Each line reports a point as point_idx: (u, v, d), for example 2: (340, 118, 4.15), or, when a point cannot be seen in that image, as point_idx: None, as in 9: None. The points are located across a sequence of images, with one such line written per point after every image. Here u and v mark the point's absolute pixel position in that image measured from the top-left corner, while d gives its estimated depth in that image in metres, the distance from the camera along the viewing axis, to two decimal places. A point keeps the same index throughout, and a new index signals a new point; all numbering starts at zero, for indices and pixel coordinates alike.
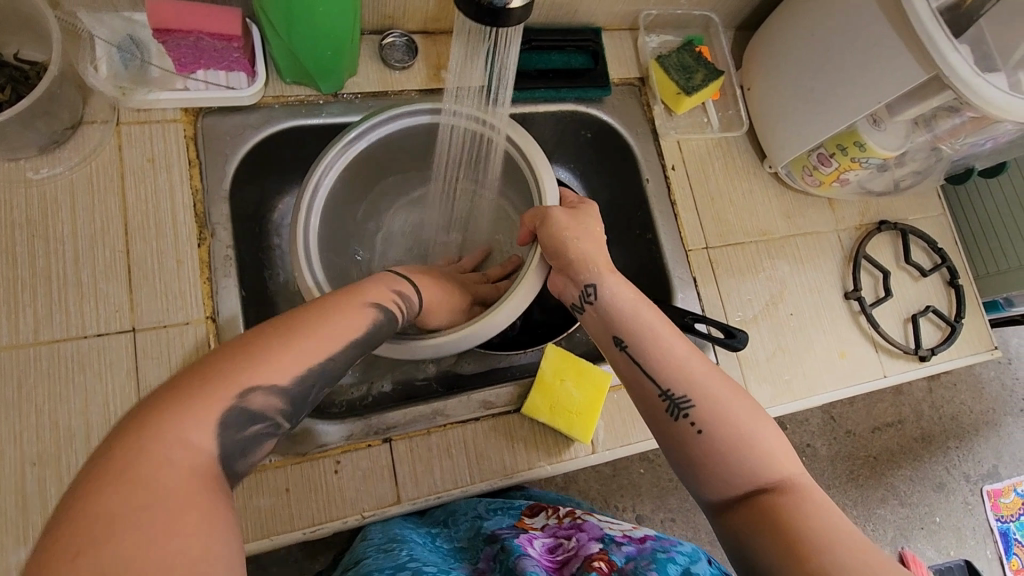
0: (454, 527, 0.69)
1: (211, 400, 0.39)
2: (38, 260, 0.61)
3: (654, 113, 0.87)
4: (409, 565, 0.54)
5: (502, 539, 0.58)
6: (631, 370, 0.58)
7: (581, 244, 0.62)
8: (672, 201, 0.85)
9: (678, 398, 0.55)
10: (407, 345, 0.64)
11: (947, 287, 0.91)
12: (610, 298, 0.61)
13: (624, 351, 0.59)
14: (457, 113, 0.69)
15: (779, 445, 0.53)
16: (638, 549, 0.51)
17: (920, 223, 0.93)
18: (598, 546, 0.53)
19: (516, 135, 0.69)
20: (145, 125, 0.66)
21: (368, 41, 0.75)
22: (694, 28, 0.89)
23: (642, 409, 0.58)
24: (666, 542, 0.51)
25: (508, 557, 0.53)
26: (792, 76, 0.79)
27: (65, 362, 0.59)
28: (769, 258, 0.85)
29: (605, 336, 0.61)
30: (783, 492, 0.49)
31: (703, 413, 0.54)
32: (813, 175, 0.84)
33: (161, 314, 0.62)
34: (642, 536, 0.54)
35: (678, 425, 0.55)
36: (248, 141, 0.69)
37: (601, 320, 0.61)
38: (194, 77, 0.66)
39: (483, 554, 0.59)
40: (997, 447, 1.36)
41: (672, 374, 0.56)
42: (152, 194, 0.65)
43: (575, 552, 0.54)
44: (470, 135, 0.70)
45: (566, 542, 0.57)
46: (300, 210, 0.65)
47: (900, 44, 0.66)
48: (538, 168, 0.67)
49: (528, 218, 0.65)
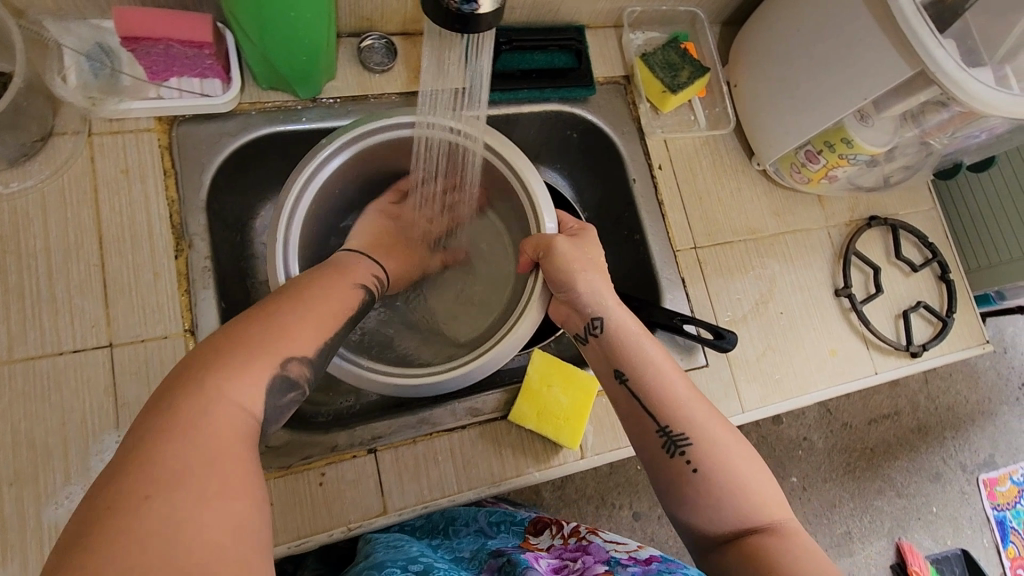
0: (455, 540, 0.69)
1: (209, 394, 0.41)
2: (11, 276, 0.60)
3: (640, 112, 0.85)
4: (420, 558, 0.56)
5: (507, 552, 0.58)
6: (630, 406, 0.59)
7: (588, 276, 0.63)
8: (659, 201, 0.83)
9: (676, 436, 0.57)
10: (369, 377, 0.63)
11: (939, 282, 0.91)
12: (616, 328, 0.62)
13: (624, 385, 0.60)
14: (434, 125, 0.68)
15: (769, 489, 0.55)
16: (644, 571, 0.50)
17: (911, 217, 0.92)
18: (603, 568, 0.52)
19: (493, 141, 0.69)
20: (118, 135, 0.65)
21: (346, 44, 0.73)
22: (680, 24, 0.88)
23: (638, 444, 0.59)
24: (671, 564, 0.50)
25: (514, 569, 0.53)
26: (779, 73, 0.78)
27: (41, 379, 0.58)
28: (759, 257, 0.84)
29: (606, 370, 0.61)
30: (770, 535, 0.52)
31: (700, 453, 0.56)
32: (801, 172, 0.83)
33: (140, 328, 0.61)
34: (648, 556, 0.53)
35: (674, 462, 0.56)
36: (225, 148, 0.68)
37: (603, 353, 0.62)
38: (168, 84, 0.65)
39: (487, 564, 0.59)
40: (993, 436, 1.36)
41: (672, 412, 0.58)
42: (127, 206, 0.64)
43: (580, 571, 0.53)
44: (446, 147, 0.70)
45: (572, 563, 0.56)
46: (280, 219, 0.64)
47: (884, 40, 0.65)
48: (527, 178, 0.69)
49: (530, 246, 0.65)
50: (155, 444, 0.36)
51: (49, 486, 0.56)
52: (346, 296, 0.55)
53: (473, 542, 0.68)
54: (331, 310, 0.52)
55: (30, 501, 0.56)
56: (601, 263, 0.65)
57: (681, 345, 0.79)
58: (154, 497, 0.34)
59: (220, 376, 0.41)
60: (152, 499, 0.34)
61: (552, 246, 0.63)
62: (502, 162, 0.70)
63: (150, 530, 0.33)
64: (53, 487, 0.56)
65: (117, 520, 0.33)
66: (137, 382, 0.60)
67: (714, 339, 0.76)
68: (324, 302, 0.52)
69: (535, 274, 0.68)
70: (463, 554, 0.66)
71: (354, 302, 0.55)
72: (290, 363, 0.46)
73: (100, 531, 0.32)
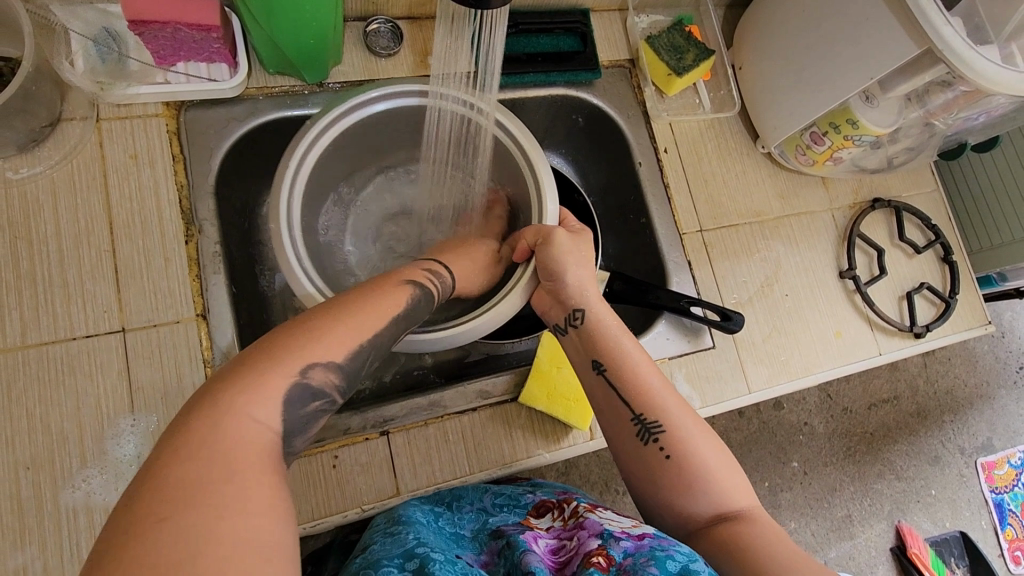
0: (458, 514, 0.63)
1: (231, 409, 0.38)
2: (22, 262, 0.60)
3: (645, 95, 0.85)
4: (418, 550, 0.51)
5: (507, 534, 0.56)
6: (607, 396, 0.60)
7: (578, 271, 0.63)
8: (665, 184, 0.84)
9: (650, 423, 0.58)
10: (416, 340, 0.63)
11: (941, 263, 0.91)
12: (596, 322, 0.62)
13: (602, 374, 0.61)
14: (446, 96, 0.68)
15: (738, 477, 0.57)
16: (636, 545, 0.49)
17: (914, 199, 0.93)
18: (597, 542, 0.51)
19: (507, 120, 0.68)
20: (126, 120, 0.65)
21: (352, 28, 0.73)
22: (684, 7, 0.88)
23: (613, 432, 0.60)
24: (664, 540, 0.50)
25: (514, 552, 0.52)
26: (783, 56, 0.78)
27: (55, 364, 0.59)
28: (765, 240, 0.85)
29: (584, 360, 0.62)
30: (741, 521, 0.54)
31: (672, 439, 0.57)
32: (806, 154, 0.83)
33: (152, 313, 0.62)
34: (640, 531, 0.52)
35: (648, 449, 0.58)
36: (234, 133, 0.68)
37: (583, 345, 0.62)
38: (175, 69, 0.65)
39: (488, 547, 0.57)
40: (991, 419, 1.38)
41: (646, 400, 0.59)
42: (136, 191, 0.64)
43: (576, 551, 0.52)
44: (460, 123, 0.70)
45: (568, 542, 0.54)
46: (283, 181, 0.62)
47: (892, 19, 0.65)
48: (538, 165, 0.67)
49: (529, 233, 0.65)
50: (174, 462, 0.34)
51: (66, 469, 0.57)
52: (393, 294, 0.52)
53: (475, 517, 0.63)
54: (383, 305, 0.50)
55: (47, 483, 0.56)
56: (590, 260, 0.65)
57: (687, 326, 0.80)
58: (166, 517, 0.32)
59: (240, 393, 0.39)
60: (166, 524, 0.31)
61: (553, 239, 0.63)
62: (514, 141, 0.69)
63: (182, 554, 0.31)
64: (70, 469, 0.57)
65: (133, 542, 0.31)
66: (151, 367, 0.60)
67: (721, 321, 0.78)
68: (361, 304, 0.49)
69: (528, 263, 0.66)
70: (464, 530, 0.62)
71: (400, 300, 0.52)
72: (312, 370, 0.42)
73: (120, 555, 0.30)
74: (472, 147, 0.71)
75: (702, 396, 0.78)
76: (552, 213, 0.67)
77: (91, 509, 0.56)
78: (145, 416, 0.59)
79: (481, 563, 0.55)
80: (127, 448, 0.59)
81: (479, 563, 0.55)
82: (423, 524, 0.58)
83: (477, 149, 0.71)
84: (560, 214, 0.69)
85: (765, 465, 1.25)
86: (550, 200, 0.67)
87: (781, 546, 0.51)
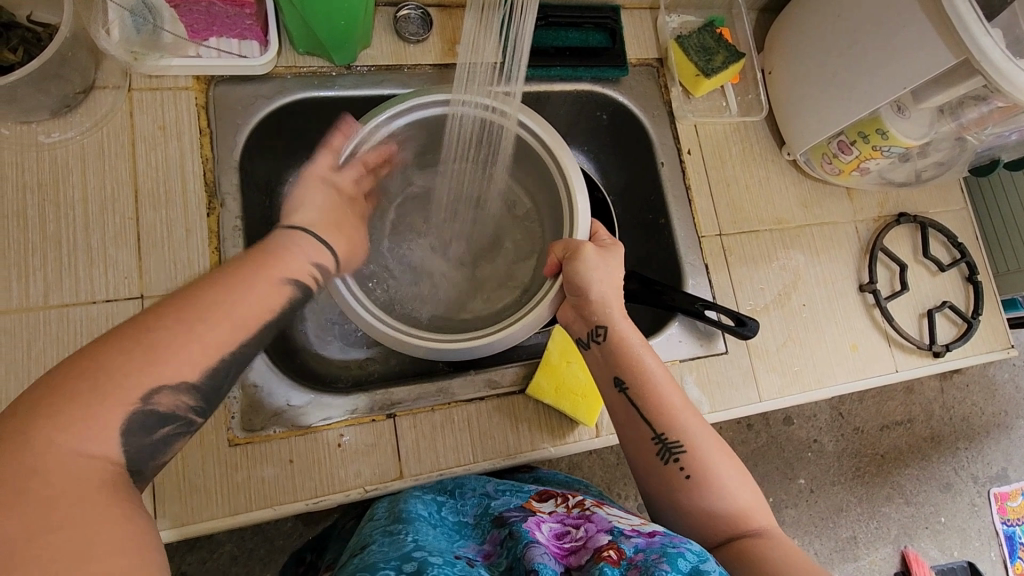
0: (460, 500, 0.64)
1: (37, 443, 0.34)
2: (49, 224, 0.61)
3: (672, 95, 0.85)
4: (415, 554, 0.49)
5: (510, 523, 0.56)
6: (628, 413, 0.60)
7: (604, 287, 0.61)
8: (686, 186, 0.83)
9: (671, 442, 0.58)
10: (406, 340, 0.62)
11: (966, 283, 0.89)
12: (620, 341, 0.62)
13: (623, 392, 0.61)
14: (467, 103, 0.67)
15: (754, 496, 0.58)
16: (647, 541, 0.49)
17: (941, 216, 0.91)
18: (607, 537, 0.51)
19: (529, 117, 0.67)
20: (157, 91, 0.66)
21: (382, 13, 0.73)
22: (717, 9, 0.87)
23: (633, 451, 0.60)
24: (675, 537, 0.49)
25: (517, 544, 0.51)
26: (815, 62, 0.77)
27: (73, 326, 0.60)
28: (785, 247, 0.84)
29: (605, 376, 0.62)
30: (762, 540, 0.55)
31: (692, 459, 0.58)
32: (832, 163, 0.82)
33: (170, 282, 0.63)
34: (650, 528, 0.51)
35: (668, 468, 0.58)
36: (261, 110, 0.68)
37: (605, 361, 0.62)
38: (207, 44, 0.66)
39: (491, 536, 0.56)
40: (1007, 449, 1.34)
41: (667, 415, 0.59)
42: (163, 161, 0.65)
43: (583, 542, 0.52)
44: (481, 126, 0.69)
45: (573, 530, 0.54)
46: None
47: (929, 27, 0.64)
48: (562, 159, 0.66)
49: (559, 248, 0.63)
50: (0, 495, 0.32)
51: None
52: (268, 296, 0.46)
53: (477, 503, 0.63)
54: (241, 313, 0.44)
55: None
56: (618, 277, 0.63)
57: (700, 330, 0.79)
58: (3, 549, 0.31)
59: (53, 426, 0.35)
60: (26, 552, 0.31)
61: (582, 254, 0.61)
62: (536, 138, 0.68)
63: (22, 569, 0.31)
64: None
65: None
66: None
67: (735, 325, 0.76)
68: (228, 305, 0.43)
69: (556, 279, 0.65)
70: (467, 517, 0.62)
71: (270, 305, 0.46)
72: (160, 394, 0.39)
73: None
74: (494, 148, 0.70)
75: (711, 400, 0.77)
76: (584, 222, 0.65)
77: None
78: None
79: (483, 553, 0.54)
80: None
81: (481, 553, 0.54)
82: (422, 518, 0.58)
83: (498, 150, 0.71)
84: (591, 225, 0.67)
85: (770, 480, 1.23)
86: (583, 212, 0.65)
87: (802, 560, 0.52)
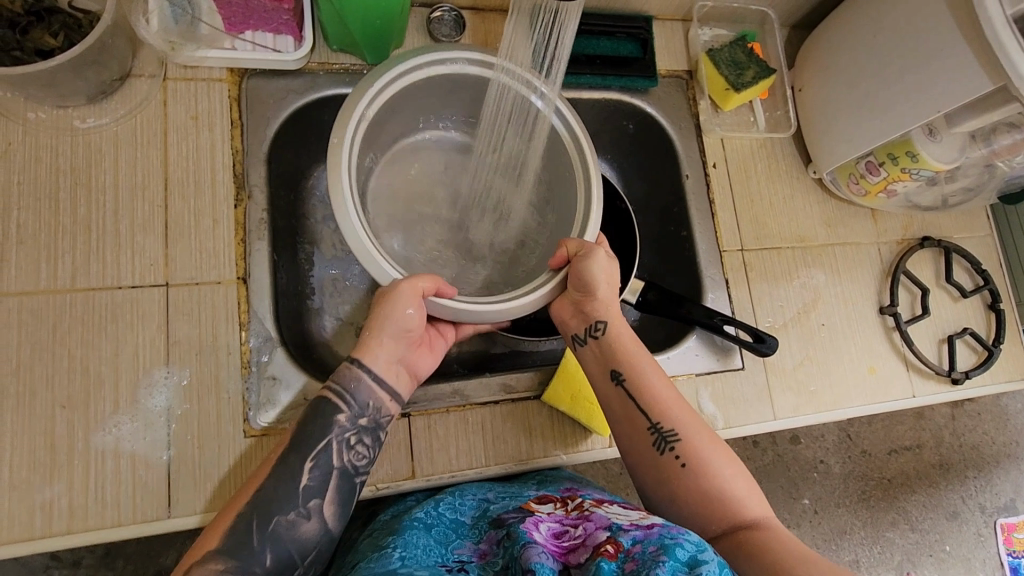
0: (458, 499, 0.65)
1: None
2: (80, 208, 0.62)
3: (699, 108, 0.85)
4: (399, 573, 0.50)
5: (508, 524, 0.55)
6: (624, 404, 0.61)
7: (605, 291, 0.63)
8: (710, 200, 0.83)
9: (666, 432, 0.59)
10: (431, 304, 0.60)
11: (988, 310, 0.88)
12: (616, 336, 0.64)
13: (620, 384, 0.62)
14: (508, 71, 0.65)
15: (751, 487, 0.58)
16: (645, 533, 0.48)
17: (966, 241, 0.90)
18: (605, 533, 0.50)
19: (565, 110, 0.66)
20: (192, 82, 0.66)
21: (417, 13, 0.74)
22: (749, 24, 0.87)
23: (629, 444, 0.61)
24: (674, 528, 0.48)
25: (514, 545, 0.50)
26: (847, 80, 0.77)
27: (99, 310, 0.60)
28: (806, 266, 0.83)
29: (601, 370, 0.63)
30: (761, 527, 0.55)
31: (687, 447, 0.58)
32: (859, 184, 0.81)
33: (195, 271, 0.63)
34: (649, 521, 0.50)
35: (664, 457, 0.59)
36: (292, 105, 0.69)
37: (601, 355, 0.63)
38: (243, 37, 0.67)
39: (487, 536, 0.57)
40: (1018, 481, 1.32)
41: (665, 410, 0.60)
42: (194, 150, 0.65)
43: (582, 541, 0.51)
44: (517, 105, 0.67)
45: (572, 529, 0.53)
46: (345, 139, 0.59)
47: (970, 54, 0.63)
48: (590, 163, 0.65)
49: (575, 243, 0.63)
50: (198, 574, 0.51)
51: (100, 412, 0.59)
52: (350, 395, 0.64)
53: (476, 506, 0.63)
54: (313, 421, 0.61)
55: (81, 423, 0.58)
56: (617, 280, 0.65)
57: (717, 345, 0.79)
58: None
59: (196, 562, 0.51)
60: None
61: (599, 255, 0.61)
62: (566, 131, 0.67)
63: None
64: (103, 412, 0.59)
65: None
66: (189, 323, 0.62)
67: (754, 342, 0.75)
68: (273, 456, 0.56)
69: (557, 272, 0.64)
70: (465, 517, 0.62)
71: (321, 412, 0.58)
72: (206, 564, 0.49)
73: None
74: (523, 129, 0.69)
75: (726, 416, 0.76)
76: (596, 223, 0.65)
77: (118, 452, 0.58)
78: (178, 369, 0.61)
79: (479, 552, 0.55)
80: (159, 399, 0.60)
81: (476, 553, 0.55)
82: (419, 524, 0.59)
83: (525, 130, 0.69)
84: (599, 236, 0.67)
85: (774, 498, 1.22)
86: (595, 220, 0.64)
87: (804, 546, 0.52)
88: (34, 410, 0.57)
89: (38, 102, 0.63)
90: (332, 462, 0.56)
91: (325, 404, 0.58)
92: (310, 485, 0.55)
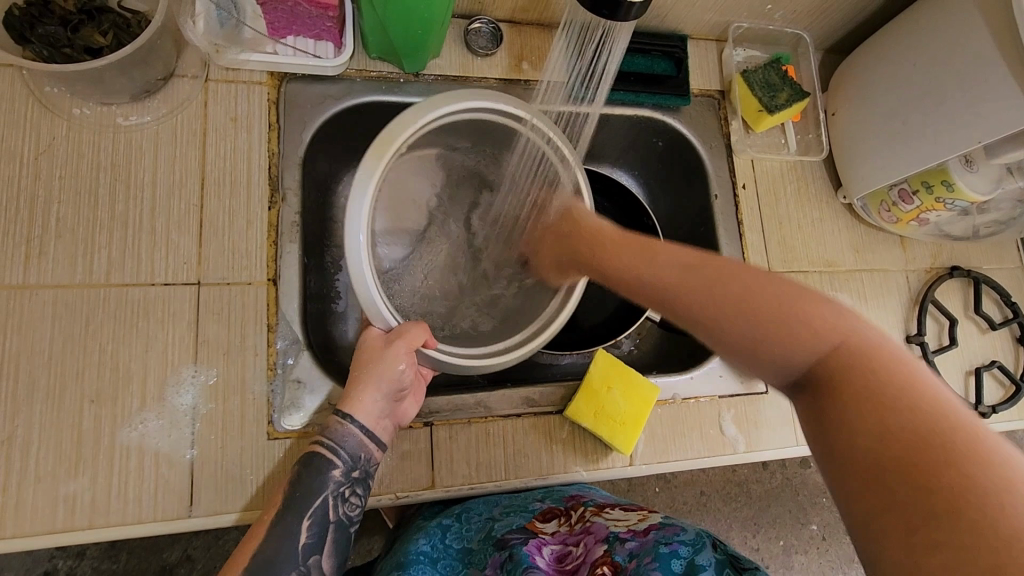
0: (465, 525, 0.66)
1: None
2: (118, 204, 0.62)
3: (730, 128, 0.85)
4: None
5: (511, 545, 0.55)
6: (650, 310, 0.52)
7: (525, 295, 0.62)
8: (738, 220, 0.82)
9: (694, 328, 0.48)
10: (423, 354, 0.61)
11: (1016, 343, 0.87)
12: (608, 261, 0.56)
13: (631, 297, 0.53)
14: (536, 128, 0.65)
15: (831, 326, 0.41)
16: (641, 543, 0.48)
17: (994, 272, 0.89)
18: (603, 549, 0.50)
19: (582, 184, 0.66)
20: (232, 84, 0.67)
21: (455, 25, 0.75)
22: (783, 46, 0.87)
23: None
24: (669, 530, 0.48)
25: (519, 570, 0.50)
26: (881, 109, 0.76)
27: (131, 306, 0.61)
28: (833, 290, 0.83)
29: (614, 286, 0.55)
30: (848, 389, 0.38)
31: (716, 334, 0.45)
32: (890, 212, 0.81)
33: (227, 272, 0.63)
34: (646, 526, 0.50)
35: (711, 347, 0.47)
36: (328, 110, 0.70)
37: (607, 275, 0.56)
38: (285, 42, 0.68)
39: (492, 559, 0.56)
40: None
41: (679, 309, 0.47)
42: (231, 151, 0.66)
43: (582, 560, 0.52)
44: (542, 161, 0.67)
45: (574, 549, 0.54)
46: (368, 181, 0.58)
47: (1015, 85, 0.62)
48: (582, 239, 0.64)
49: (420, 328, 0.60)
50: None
51: (127, 407, 0.59)
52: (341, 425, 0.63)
53: (481, 528, 0.63)
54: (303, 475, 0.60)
55: (108, 419, 0.58)
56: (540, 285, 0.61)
57: None
58: None
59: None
60: None
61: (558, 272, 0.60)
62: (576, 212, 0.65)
63: None
64: (130, 407, 0.59)
65: None
66: (218, 323, 0.62)
67: None
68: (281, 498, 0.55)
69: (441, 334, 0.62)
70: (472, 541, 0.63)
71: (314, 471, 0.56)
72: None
73: None
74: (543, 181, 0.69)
75: (748, 438, 0.74)
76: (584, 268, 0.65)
77: (143, 449, 0.58)
78: (205, 369, 0.61)
79: None
80: (185, 398, 0.60)
81: None
82: (424, 558, 0.61)
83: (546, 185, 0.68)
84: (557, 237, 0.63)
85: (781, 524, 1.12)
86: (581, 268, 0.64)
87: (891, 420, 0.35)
88: (63, 403, 0.58)
89: (83, 99, 0.63)
90: (327, 518, 0.55)
91: (318, 459, 0.56)
92: (309, 541, 0.53)
